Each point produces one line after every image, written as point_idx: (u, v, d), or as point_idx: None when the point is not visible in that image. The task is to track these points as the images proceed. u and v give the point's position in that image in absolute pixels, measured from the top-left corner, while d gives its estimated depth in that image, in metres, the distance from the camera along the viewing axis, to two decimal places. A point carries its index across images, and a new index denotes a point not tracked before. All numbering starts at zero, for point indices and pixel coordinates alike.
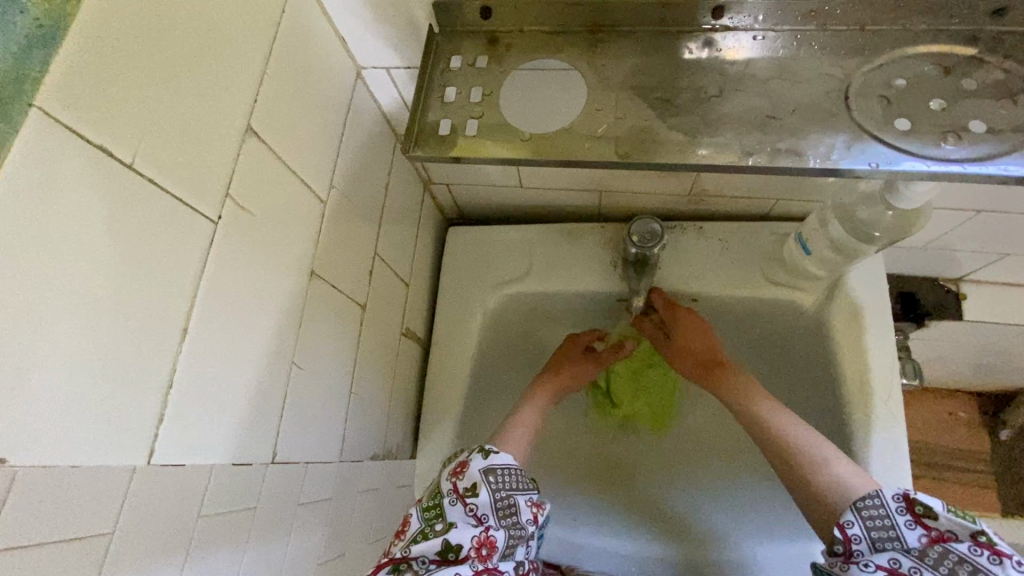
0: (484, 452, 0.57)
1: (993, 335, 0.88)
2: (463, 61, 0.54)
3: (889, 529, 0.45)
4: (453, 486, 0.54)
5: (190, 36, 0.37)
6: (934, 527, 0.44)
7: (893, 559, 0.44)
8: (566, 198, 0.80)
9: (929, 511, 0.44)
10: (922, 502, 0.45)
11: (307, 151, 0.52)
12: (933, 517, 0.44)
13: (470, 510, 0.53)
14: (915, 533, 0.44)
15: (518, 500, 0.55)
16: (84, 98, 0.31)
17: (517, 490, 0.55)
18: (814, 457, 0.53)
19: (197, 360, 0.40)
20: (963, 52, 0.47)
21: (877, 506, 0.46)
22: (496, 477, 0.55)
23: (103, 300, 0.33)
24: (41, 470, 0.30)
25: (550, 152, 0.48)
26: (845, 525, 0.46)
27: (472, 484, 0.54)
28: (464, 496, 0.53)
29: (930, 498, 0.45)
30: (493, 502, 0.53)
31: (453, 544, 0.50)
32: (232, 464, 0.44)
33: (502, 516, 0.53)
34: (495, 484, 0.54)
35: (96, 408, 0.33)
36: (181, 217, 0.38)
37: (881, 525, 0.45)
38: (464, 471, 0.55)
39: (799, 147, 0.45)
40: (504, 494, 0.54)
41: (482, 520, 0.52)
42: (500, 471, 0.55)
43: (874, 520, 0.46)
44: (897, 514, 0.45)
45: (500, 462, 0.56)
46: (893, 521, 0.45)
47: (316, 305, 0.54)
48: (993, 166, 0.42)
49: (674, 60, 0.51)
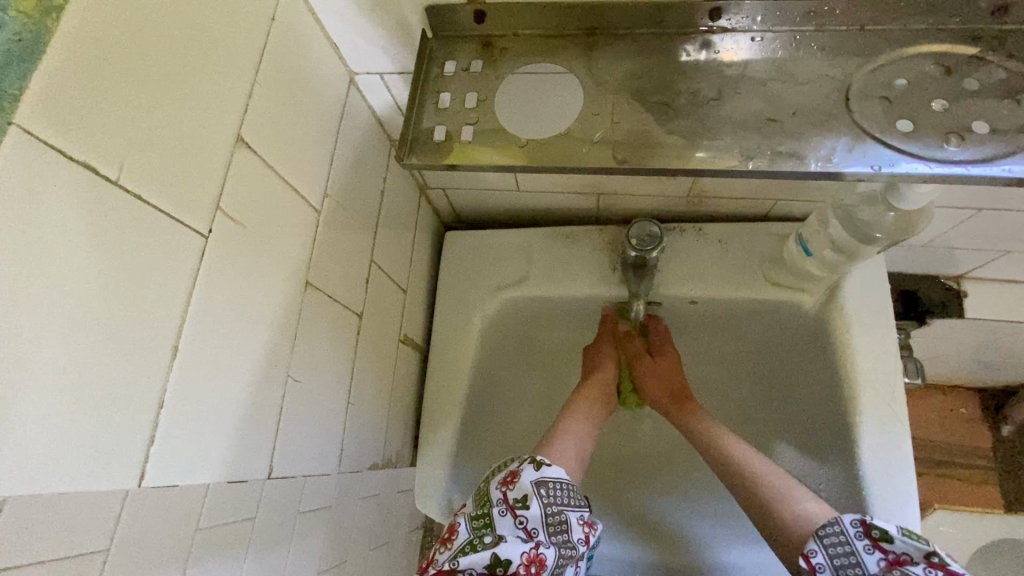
0: (536, 464, 0.56)
1: (994, 332, 0.87)
2: (457, 66, 0.53)
3: (849, 555, 0.43)
4: (503, 496, 0.54)
5: (177, 48, 0.37)
6: (890, 550, 0.43)
7: None
8: (564, 202, 0.79)
9: (885, 535, 0.43)
10: (877, 525, 0.44)
11: (300, 159, 0.51)
12: (888, 541, 0.43)
13: (520, 523, 0.52)
14: (874, 557, 0.42)
15: (569, 517, 0.54)
16: (66, 114, 0.30)
17: (568, 506, 0.55)
18: (776, 490, 0.53)
19: (189, 380, 0.39)
20: (965, 52, 0.46)
21: (837, 533, 0.45)
22: (547, 490, 0.54)
23: (89, 319, 0.32)
24: (33, 499, 0.30)
25: (547, 159, 0.48)
26: (809, 554, 0.45)
27: (523, 495, 0.53)
28: (515, 507, 0.52)
29: (885, 522, 0.44)
30: (544, 516, 0.52)
31: (502, 558, 0.49)
32: (228, 481, 0.43)
33: (552, 532, 0.52)
34: (546, 497, 0.54)
35: (84, 431, 0.32)
36: (171, 232, 0.37)
37: (840, 550, 0.44)
38: (515, 481, 0.54)
39: (799, 150, 0.44)
40: (555, 509, 0.53)
41: (532, 535, 0.51)
42: (551, 484, 0.55)
43: (833, 548, 0.45)
44: (855, 539, 0.44)
45: (552, 476, 0.56)
46: (852, 547, 0.44)
47: (310, 316, 0.53)
48: (997, 167, 0.41)
49: (672, 63, 0.50)
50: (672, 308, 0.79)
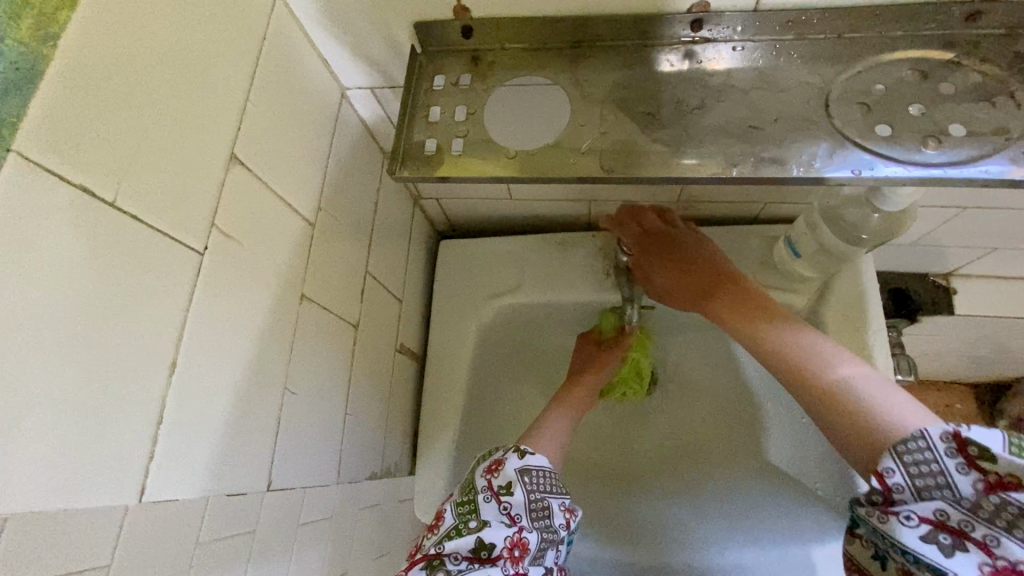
0: (520, 452, 0.57)
1: (985, 327, 0.88)
2: (447, 81, 0.54)
3: (936, 476, 0.36)
4: (488, 484, 0.55)
5: (170, 70, 0.38)
6: (992, 471, 0.35)
7: (939, 510, 0.36)
8: (555, 209, 0.80)
9: (984, 453, 0.35)
10: (978, 443, 0.35)
11: (294, 175, 0.52)
12: (991, 460, 0.35)
13: (504, 509, 0.53)
14: (968, 479, 0.35)
15: (552, 503, 0.55)
16: (64, 139, 0.31)
17: (551, 493, 0.56)
18: (827, 371, 0.45)
19: (187, 395, 0.40)
20: (941, 57, 0.47)
21: (921, 450, 0.37)
22: (531, 477, 0.55)
23: (87, 342, 0.33)
24: (33, 517, 0.30)
25: (537, 169, 0.49)
26: (884, 474, 0.37)
27: (507, 482, 0.54)
28: (499, 494, 0.53)
29: (985, 437, 0.35)
30: (527, 502, 0.53)
31: (487, 542, 0.50)
32: (228, 494, 0.44)
33: (535, 517, 0.53)
34: (529, 484, 0.55)
35: (80, 449, 0.33)
36: (167, 251, 0.38)
37: (926, 470, 0.36)
38: (500, 469, 0.55)
39: (782, 156, 0.46)
40: (538, 495, 0.54)
41: (515, 520, 0.52)
42: (535, 472, 0.56)
43: (917, 464, 0.37)
44: (945, 457, 0.36)
45: (536, 464, 0.57)
46: (941, 466, 0.36)
47: (307, 328, 0.54)
48: (975, 169, 0.42)
49: (655, 74, 0.51)
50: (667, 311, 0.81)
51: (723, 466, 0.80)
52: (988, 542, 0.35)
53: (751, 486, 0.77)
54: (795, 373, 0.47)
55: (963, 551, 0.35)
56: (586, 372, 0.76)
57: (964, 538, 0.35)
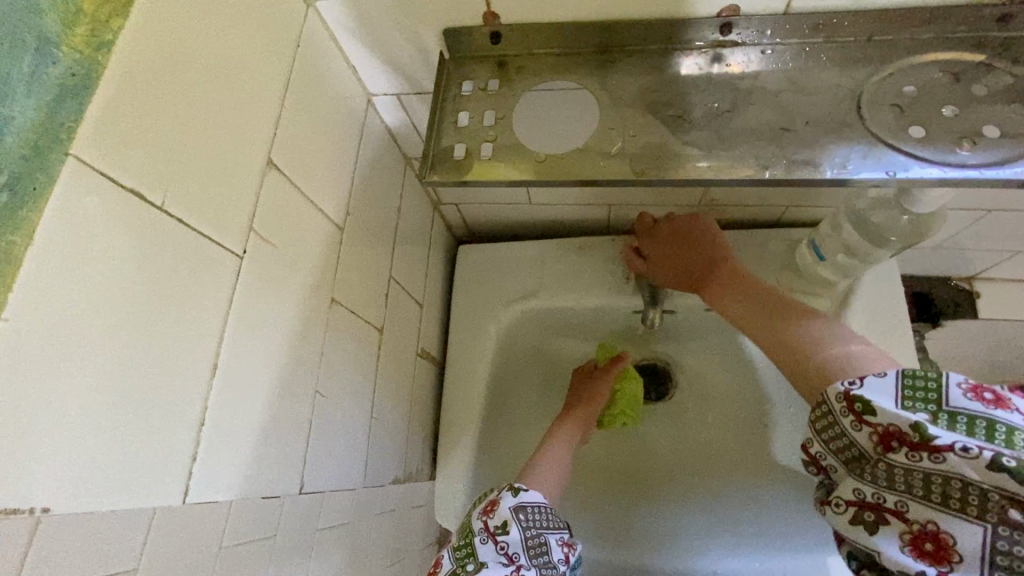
0: (514, 490, 0.57)
1: (1009, 332, 0.87)
2: (475, 86, 0.54)
3: (841, 441, 0.38)
4: (484, 525, 0.55)
5: (211, 76, 0.38)
6: (878, 423, 0.36)
7: (855, 489, 0.38)
8: (575, 213, 0.80)
9: (869, 407, 0.36)
10: (862, 398, 0.37)
11: (323, 179, 0.52)
12: (874, 414, 0.36)
13: (501, 549, 0.52)
14: (862, 434, 0.37)
15: (549, 539, 0.54)
16: (115, 141, 0.31)
17: (548, 528, 0.55)
18: (793, 327, 0.48)
19: (227, 397, 0.40)
20: (972, 59, 0.47)
21: (824, 413, 0.39)
22: (526, 515, 0.55)
23: (133, 343, 0.33)
24: (75, 517, 0.30)
25: (565, 172, 0.49)
26: (807, 445, 0.41)
27: (503, 522, 0.54)
28: (495, 534, 0.53)
29: (873, 391, 0.37)
30: (524, 540, 0.53)
31: None
32: (260, 497, 0.44)
33: (533, 555, 0.52)
34: (525, 522, 0.54)
35: (124, 449, 0.33)
36: (211, 256, 0.38)
37: (832, 434, 0.39)
38: (494, 509, 0.55)
39: (814, 158, 0.45)
40: (535, 532, 0.54)
41: (513, 559, 0.52)
42: (530, 509, 0.55)
43: (827, 435, 0.39)
44: (841, 417, 0.38)
45: (530, 500, 0.56)
46: (840, 427, 0.38)
47: (334, 331, 0.54)
48: (1010, 170, 0.42)
49: (684, 78, 0.51)
50: (688, 315, 0.80)
51: (745, 472, 0.79)
52: (902, 509, 0.36)
53: (773, 492, 0.76)
54: (766, 328, 0.50)
55: (886, 525, 0.37)
56: (581, 402, 0.75)
57: (883, 511, 0.37)
